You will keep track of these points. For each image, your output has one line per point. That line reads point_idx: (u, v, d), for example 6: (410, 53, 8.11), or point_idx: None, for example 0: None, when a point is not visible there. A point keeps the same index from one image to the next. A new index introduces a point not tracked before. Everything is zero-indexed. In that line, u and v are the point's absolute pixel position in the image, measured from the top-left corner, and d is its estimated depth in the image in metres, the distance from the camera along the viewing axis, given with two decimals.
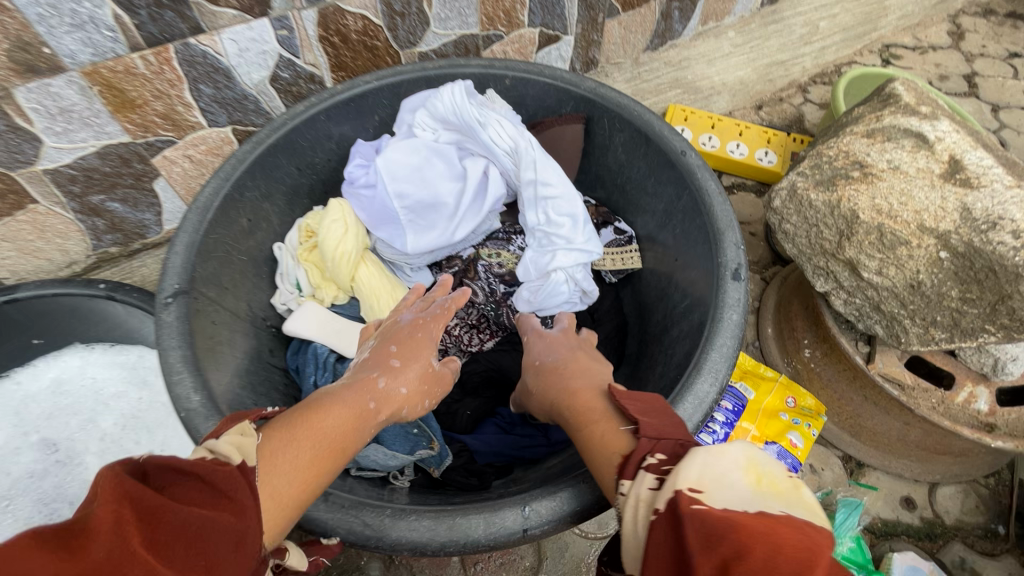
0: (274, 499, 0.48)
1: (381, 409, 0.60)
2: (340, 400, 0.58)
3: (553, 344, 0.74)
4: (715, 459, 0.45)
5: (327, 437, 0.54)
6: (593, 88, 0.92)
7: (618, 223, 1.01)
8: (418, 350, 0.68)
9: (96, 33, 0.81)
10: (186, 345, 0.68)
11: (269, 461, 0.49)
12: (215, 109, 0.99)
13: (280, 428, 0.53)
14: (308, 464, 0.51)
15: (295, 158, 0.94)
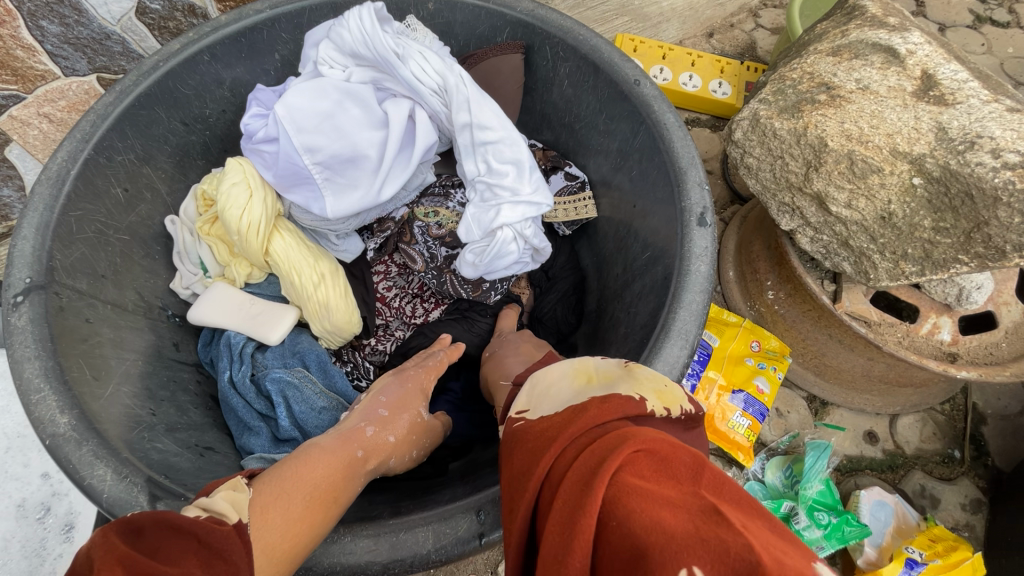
0: (266, 554, 0.41)
1: (371, 457, 0.57)
2: (328, 447, 0.54)
3: (501, 342, 0.78)
4: (550, 372, 0.49)
5: (319, 488, 0.48)
6: (530, 10, 0.79)
7: (569, 168, 0.91)
8: (408, 397, 0.66)
9: None
10: (47, 353, 0.55)
11: (262, 516, 0.43)
12: (69, 53, 0.80)
13: (274, 479, 0.47)
14: (301, 515, 0.45)
15: (178, 111, 0.77)
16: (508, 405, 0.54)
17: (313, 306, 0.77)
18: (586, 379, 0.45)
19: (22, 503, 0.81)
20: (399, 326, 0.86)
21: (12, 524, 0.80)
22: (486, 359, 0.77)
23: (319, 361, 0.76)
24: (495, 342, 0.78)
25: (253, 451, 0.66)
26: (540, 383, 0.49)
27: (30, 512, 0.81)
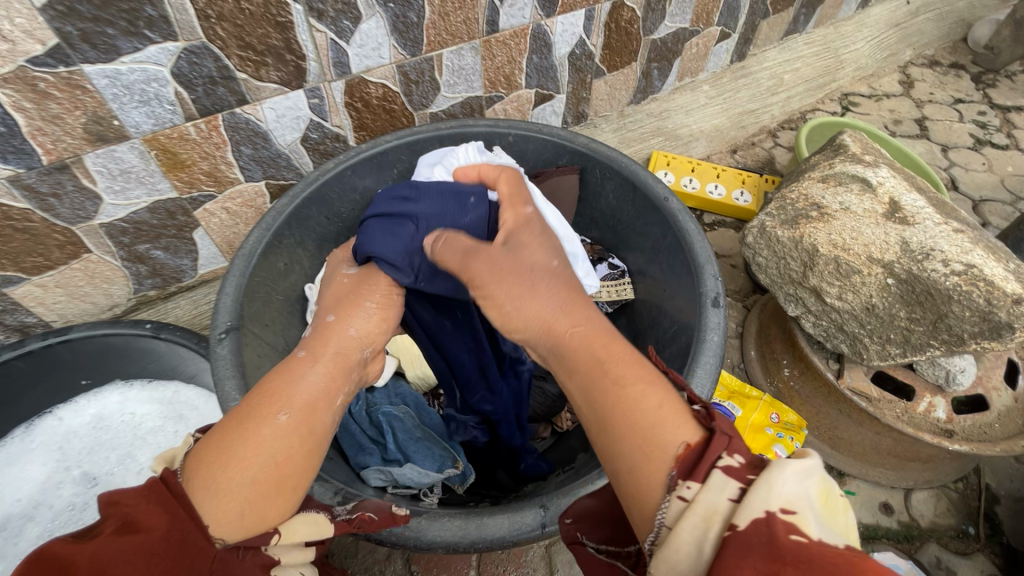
0: (232, 471, 0.52)
1: (316, 353, 0.64)
2: (266, 384, 0.60)
3: (530, 254, 0.62)
4: (795, 477, 0.43)
5: (259, 426, 0.55)
6: (586, 143, 1.06)
7: (611, 260, 1.14)
8: (344, 305, 0.70)
9: (159, 107, 0.94)
10: (239, 375, 0.78)
11: (209, 452, 0.53)
12: (253, 166, 1.12)
13: (231, 418, 0.56)
14: (248, 430, 0.54)
15: (325, 209, 1.06)
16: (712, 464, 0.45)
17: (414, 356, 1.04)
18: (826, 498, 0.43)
19: None
20: None
21: None
22: (512, 287, 0.58)
23: (416, 401, 1.00)
24: (533, 262, 0.60)
25: (368, 465, 0.84)
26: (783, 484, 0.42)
27: None
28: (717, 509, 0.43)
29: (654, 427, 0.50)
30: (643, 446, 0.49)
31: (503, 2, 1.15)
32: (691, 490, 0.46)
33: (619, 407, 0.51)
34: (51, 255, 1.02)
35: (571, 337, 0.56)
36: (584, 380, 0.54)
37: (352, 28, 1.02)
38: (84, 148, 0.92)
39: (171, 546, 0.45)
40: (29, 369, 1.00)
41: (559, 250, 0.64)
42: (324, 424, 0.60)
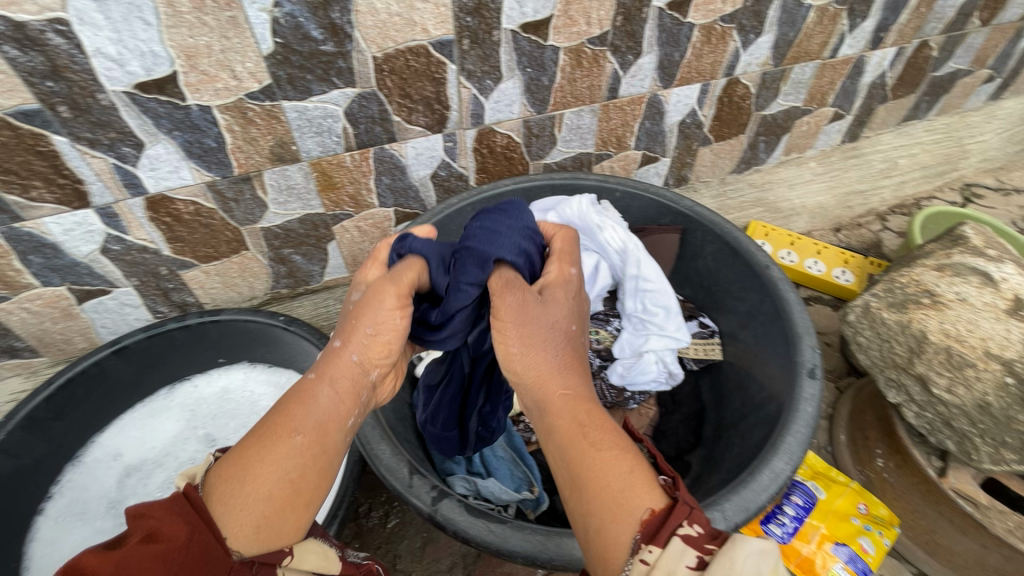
0: (244, 485, 0.62)
1: (323, 372, 0.70)
2: (281, 405, 0.69)
3: (552, 311, 0.73)
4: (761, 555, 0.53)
5: (270, 449, 0.64)
6: (690, 206, 1.12)
7: (702, 318, 1.17)
8: (349, 325, 0.73)
9: (328, 138, 1.12)
10: None
11: (232, 466, 0.63)
12: (387, 194, 1.29)
13: (257, 431, 0.66)
14: (264, 448, 0.64)
15: (444, 238, 1.18)
16: (670, 530, 0.57)
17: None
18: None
19: None
20: None
21: None
22: (526, 345, 0.71)
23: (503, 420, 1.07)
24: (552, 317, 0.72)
25: (454, 472, 0.99)
26: (749, 558, 0.53)
27: None
28: (676, 570, 0.54)
29: (625, 492, 0.62)
30: (608, 505, 0.62)
31: (626, 73, 1.27)
32: (651, 555, 0.57)
33: (585, 469, 0.65)
34: (219, 249, 1.22)
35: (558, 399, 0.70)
36: (564, 432, 0.67)
37: (493, 87, 1.17)
38: (266, 165, 1.11)
39: (189, 552, 0.56)
40: (184, 340, 1.21)
41: (581, 317, 0.78)
42: (332, 444, 0.68)
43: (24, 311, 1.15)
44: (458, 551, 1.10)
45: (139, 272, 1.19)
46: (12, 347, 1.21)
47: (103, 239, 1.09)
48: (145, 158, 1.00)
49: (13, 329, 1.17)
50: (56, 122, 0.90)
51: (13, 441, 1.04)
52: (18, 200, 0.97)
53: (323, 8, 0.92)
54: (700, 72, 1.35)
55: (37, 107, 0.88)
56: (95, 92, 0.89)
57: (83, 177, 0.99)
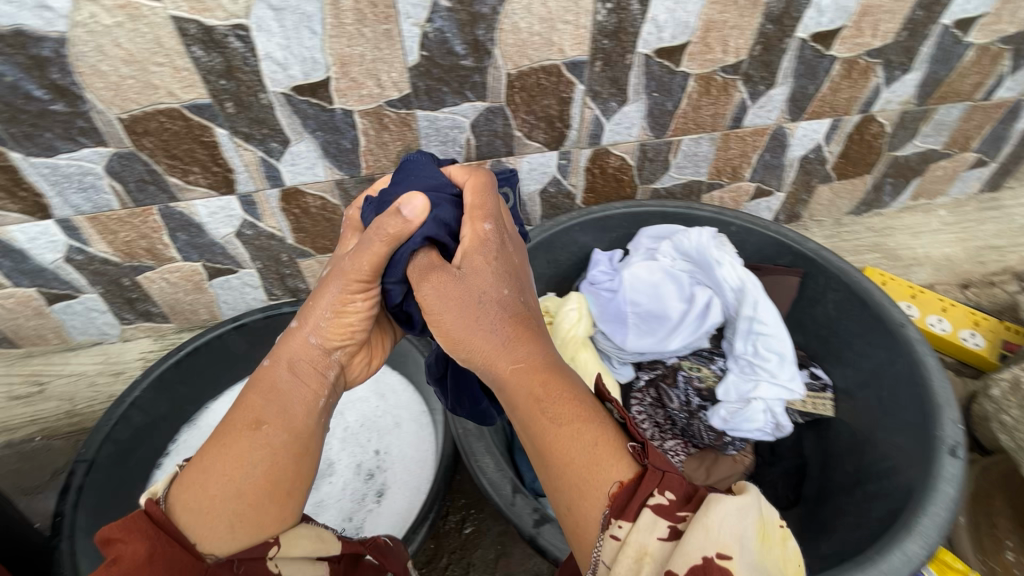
0: (212, 485, 0.68)
1: (278, 362, 0.77)
2: (242, 399, 0.74)
3: (474, 282, 0.75)
4: (737, 519, 0.58)
5: (232, 446, 0.70)
6: (816, 249, 1.06)
7: (813, 368, 1.09)
8: (308, 310, 0.78)
9: (451, 148, 1.15)
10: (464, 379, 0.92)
11: (197, 472, 0.69)
12: None
13: (218, 431, 0.72)
14: (228, 446, 0.70)
15: (549, 255, 1.19)
16: (637, 501, 0.61)
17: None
18: (760, 538, 0.59)
19: (358, 465, 1.17)
20: None
21: (349, 476, 1.16)
22: (458, 332, 0.74)
23: None
24: (478, 292, 0.74)
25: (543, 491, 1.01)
26: (724, 519, 0.58)
27: (361, 473, 1.16)
28: (646, 547, 0.59)
29: (593, 464, 0.65)
30: (585, 481, 0.65)
31: (754, 103, 1.22)
32: (621, 531, 0.61)
33: (551, 444, 0.68)
34: (335, 241, 1.29)
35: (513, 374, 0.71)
36: (522, 408, 0.70)
37: (616, 108, 1.16)
38: (391, 168, 1.16)
39: (157, 560, 0.63)
40: None
41: (516, 280, 0.77)
42: (304, 428, 0.73)
43: (164, 281, 1.26)
44: (531, 569, 1.10)
45: (264, 257, 1.27)
46: (148, 311, 1.32)
47: (239, 223, 1.18)
48: (288, 154, 1.08)
49: (152, 296, 1.29)
50: (221, 115, 0.99)
51: (145, 399, 1.14)
52: (177, 182, 1.07)
53: (470, 24, 0.95)
54: (833, 107, 1.27)
55: (208, 102, 0.96)
56: (258, 91, 0.97)
57: (234, 167, 1.07)
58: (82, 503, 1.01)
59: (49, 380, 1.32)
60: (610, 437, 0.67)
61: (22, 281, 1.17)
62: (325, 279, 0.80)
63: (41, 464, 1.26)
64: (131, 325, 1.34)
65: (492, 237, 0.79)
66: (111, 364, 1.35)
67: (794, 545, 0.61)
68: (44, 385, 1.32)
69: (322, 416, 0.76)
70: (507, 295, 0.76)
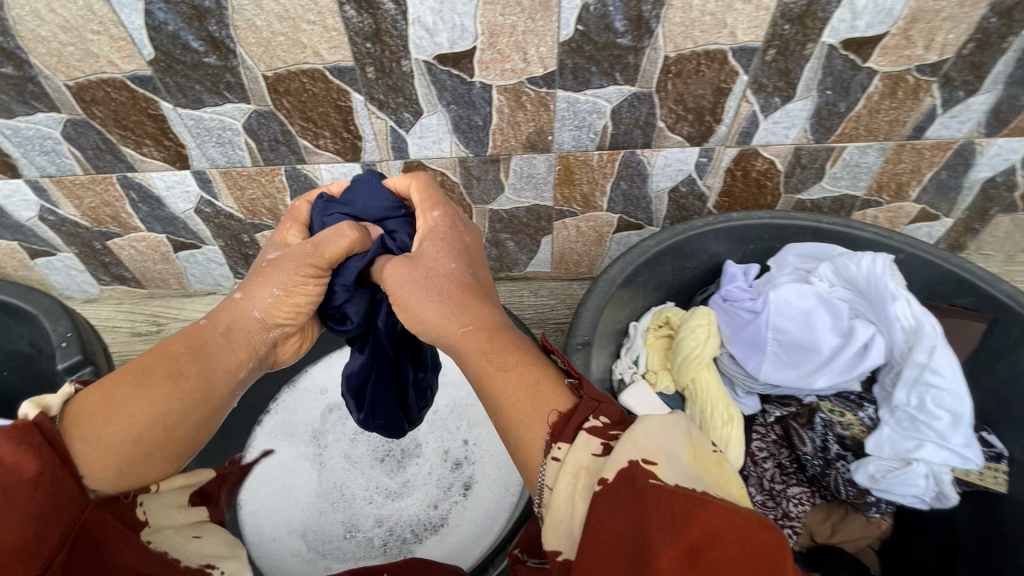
0: (126, 422, 0.61)
1: (220, 320, 0.72)
2: (164, 347, 0.68)
3: (430, 261, 0.75)
4: (664, 427, 0.55)
5: (143, 387, 0.63)
6: (1013, 294, 0.89)
7: (985, 435, 0.94)
8: (255, 282, 0.74)
9: (585, 134, 1.06)
10: None
11: (106, 401, 0.62)
12: (619, 200, 1.20)
13: (134, 365, 0.65)
14: (142, 384, 0.63)
15: (676, 261, 1.08)
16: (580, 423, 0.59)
17: (729, 431, 0.95)
18: (694, 455, 0.55)
19: (446, 451, 1.10)
20: (759, 490, 0.96)
21: (436, 461, 1.09)
22: (418, 308, 0.74)
23: None
24: (429, 268, 0.74)
25: None
26: (651, 434, 0.55)
27: (448, 461, 1.09)
28: (583, 460, 0.56)
29: (531, 405, 0.63)
30: (525, 426, 0.62)
31: (946, 111, 1.03)
32: (561, 452, 0.58)
33: (498, 398, 0.65)
34: None
35: (461, 337, 0.71)
36: (472, 366, 0.68)
37: (778, 105, 1.02)
38: (518, 150, 1.08)
39: (40, 485, 0.55)
40: None
41: (466, 256, 0.78)
42: (219, 395, 0.68)
43: None
44: None
45: None
46: None
47: None
48: (418, 126, 1.03)
49: None
50: (360, 80, 0.95)
51: None
52: (307, 145, 1.06)
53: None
54: None
55: (351, 65, 0.93)
56: (401, 58, 0.92)
57: (363, 134, 1.04)
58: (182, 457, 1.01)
59: (167, 322, 1.38)
60: (552, 393, 0.64)
61: (156, 227, 1.22)
62: (285, 257, 0.75)
63: None
64: (243, 280, 1.37)
65: (442, 224, 0.79)
66: None
67: (725, 466, 0.57)
68: (162, 326, 1.38)
69: (238, 388, 0.71)
70: (463, 275, 0.75)
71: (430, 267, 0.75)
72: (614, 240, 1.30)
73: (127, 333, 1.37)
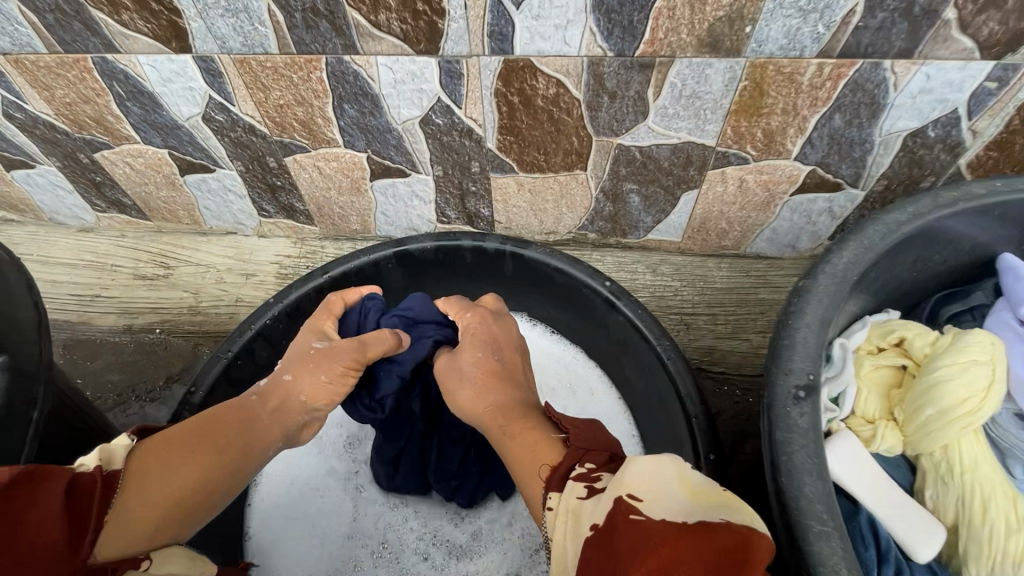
0: (167, 480, 0.51)
1: (269, 399, 0.62)
2: (216, 413, 0.59)
3: (467, 355, 0.67)
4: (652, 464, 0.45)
5: (193, 451, 0.54)
6: None
7: None
8: (300, 361, 0.65)
9: (810, 25, 0.64)
10: (824, 475, 0.47)
11: (148, 454, 0.52)
12: (820, 144, 0.78)
13: (189, 425, 0.56)
14: (195, 443, 0.54)
15: (923, 249, 0.68)
16: (565, 474, 0.50)
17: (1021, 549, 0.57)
18: (696, 490, 0.43)
19: None
20: None
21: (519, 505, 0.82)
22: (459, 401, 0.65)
23: None
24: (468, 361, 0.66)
25: None
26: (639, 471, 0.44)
27: None
28: (570, 506, 0.47)
29: (527, 459, 0.55)
30: (522, 480, 0.55)
31: None
32: (552, 500, 0.49)
33: (507, 453, 0.58)
34: (551, 159, 0.85)
35: (483, 415, 0.63)
36: (494, 444, 0.61)
37: None
38: (688, 49, 0.67)
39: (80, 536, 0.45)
40: (474, 265, 0.89)
41: (514, 345, 0.70)
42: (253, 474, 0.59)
43: (315, 171, 0.92)
44: None
45: (448, 162, 0.88)
46: (291, 207, 1.01)
47: (429, 106, 0.79)
48: None
49: (299, 188, 0.96)
50: None
51: (275, 332, 0.82)
52: (360, 21, 0.68)
53: None
54: None
55: None
56: None
57: (448, 8, 0.66)
58: None
59: (177, 265, 1.09)
60: (566, 418, 0.57)
61: (155, 137, 0.89)
62: (315, 347, 0.67)
63: (157, 361, 1.04)
64: (270, 220, 1.05)
65: (477, 320, 0.70)
66: (241, 262, 1.08)
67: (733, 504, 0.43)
68: (171, 270, 1.09)
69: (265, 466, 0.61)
70: (502, 363, 0.67)
71: (472, 360, 0.66)
72: (788, 204, 0.89)
73: (128, 274, 1.09)
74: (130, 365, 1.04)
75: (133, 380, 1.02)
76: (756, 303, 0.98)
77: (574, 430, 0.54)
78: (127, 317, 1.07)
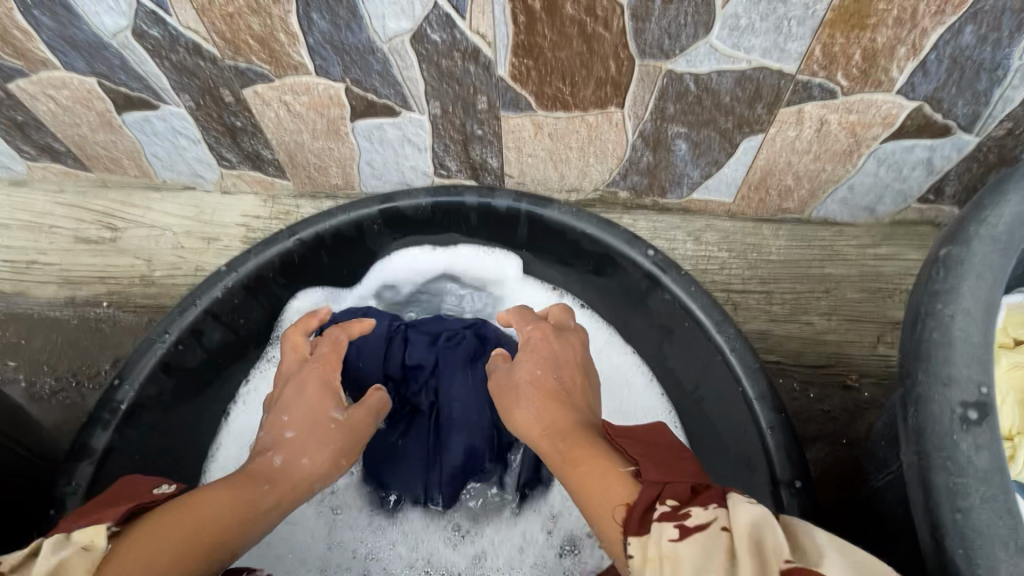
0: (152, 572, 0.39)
1: (283, 473, 0.52)
2: (220, 490, 0.48)
3: (523, 367, 0.57)
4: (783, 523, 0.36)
5: (187, 535, 0.42)
6: None
7: None
8: (316, 419, 0.56)
9: None
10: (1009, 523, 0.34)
11: (137, 540, 0.40)
12: (936, 70, 0.59)
13: (186, 502, 0.45)
14: (191, 532, 0.43)
15: None
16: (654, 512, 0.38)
17: None
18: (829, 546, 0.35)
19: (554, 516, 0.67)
20: None
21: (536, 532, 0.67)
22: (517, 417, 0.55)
23: None
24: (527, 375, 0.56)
25: None
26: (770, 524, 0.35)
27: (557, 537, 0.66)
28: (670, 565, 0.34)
29: (591, 494, 0.43)
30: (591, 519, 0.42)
31: None
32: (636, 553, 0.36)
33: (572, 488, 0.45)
34: (579, 92, 0.67)
35: (544, 440, 0.51)
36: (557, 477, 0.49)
37: None
38: None
39: None
40: (481, 228, 0.72)
41: (576, 363, 0.58)
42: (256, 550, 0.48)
43: (282, 108, 0.74)
44: None
45: (447, 95, 0.69)
46: (257, 155, 0.83)
47: (421, 17, 0.59)
48: None
49: (264, 131, 0.78)
50: None
51: (232, 309, 0.66)
52: None
53: None
54: None
55: None
56: None
57: None
58: (99, 488, 0.56)
59: (125, 226, 0.91)
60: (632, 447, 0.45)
61: (77, 62, 0.71)
62: (334, 419, 0.57)
63: (103, 342, 0.86)
64: (233, 171, 0.87)
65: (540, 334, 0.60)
66: (202, 222, 0.90)
67: None
68: (118, 232, 0.91)
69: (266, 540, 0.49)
70: (565, 380, 0.56)
71: (529, 368, 0.57)
72: (875, 155, 0.70)
73: (68, 237, 0.92)
74: (71, 347, 0.86)
75: (74, 364, 0.85)
76: (821, 279, 0.80)
77: (646, 462, 0.42)
78: (69, 288, 0.89)
